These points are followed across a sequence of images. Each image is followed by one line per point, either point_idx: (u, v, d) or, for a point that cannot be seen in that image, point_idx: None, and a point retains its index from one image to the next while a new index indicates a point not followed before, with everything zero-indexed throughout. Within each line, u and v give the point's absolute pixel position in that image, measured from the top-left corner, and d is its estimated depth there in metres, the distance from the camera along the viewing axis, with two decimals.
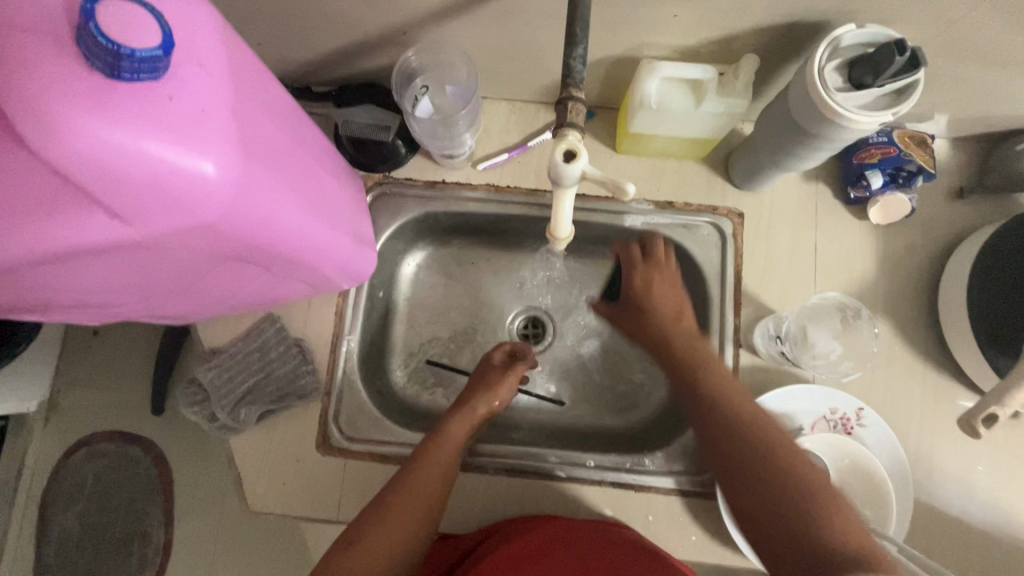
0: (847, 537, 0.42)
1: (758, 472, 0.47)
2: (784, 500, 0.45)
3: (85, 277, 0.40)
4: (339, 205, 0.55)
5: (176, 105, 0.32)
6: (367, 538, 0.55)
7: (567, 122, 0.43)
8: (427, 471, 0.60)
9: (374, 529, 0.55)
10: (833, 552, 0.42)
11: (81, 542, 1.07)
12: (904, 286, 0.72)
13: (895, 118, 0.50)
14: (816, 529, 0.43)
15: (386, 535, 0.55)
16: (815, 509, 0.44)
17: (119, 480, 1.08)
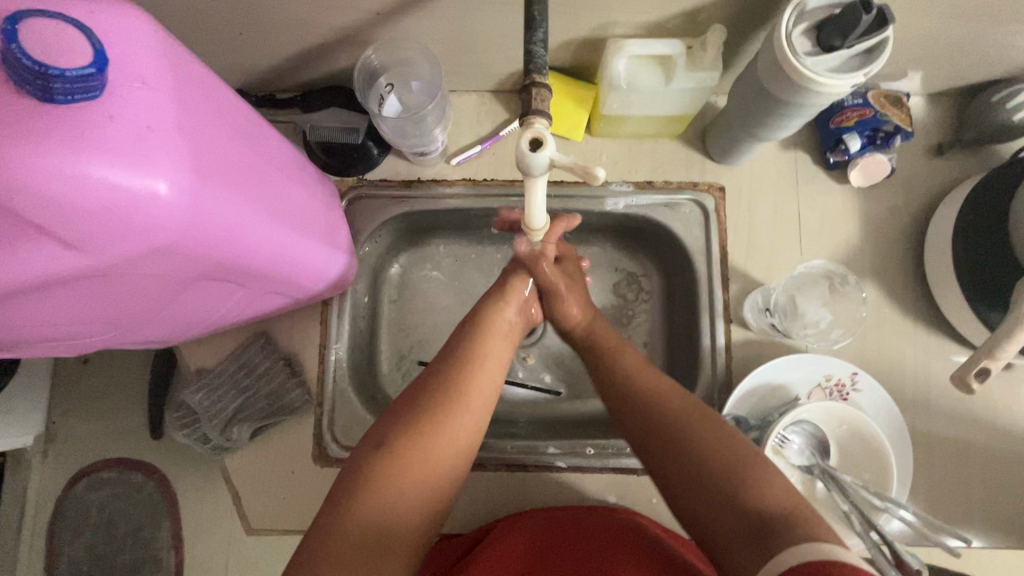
0: (772, 498, 0.41)
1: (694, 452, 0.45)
2: (724, 471, 0.43)
3: (42, 310, 0.38)
4: (309, 214, 0.54)
5: (118, 124, 0.31)
6: (412, 436, 0.46)
7: (533, 109, 0.41)
8: (478, 364, 0.52)
9: (415, 433, 0.46)
10: (761, 515, 0.40)
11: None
12: (889, 247, 0.72)
13: (866, 78, 0.49)
14: (744, 494, 0.41)
15: (432, 439, 0.46)
16: (742, 478, 0.42)
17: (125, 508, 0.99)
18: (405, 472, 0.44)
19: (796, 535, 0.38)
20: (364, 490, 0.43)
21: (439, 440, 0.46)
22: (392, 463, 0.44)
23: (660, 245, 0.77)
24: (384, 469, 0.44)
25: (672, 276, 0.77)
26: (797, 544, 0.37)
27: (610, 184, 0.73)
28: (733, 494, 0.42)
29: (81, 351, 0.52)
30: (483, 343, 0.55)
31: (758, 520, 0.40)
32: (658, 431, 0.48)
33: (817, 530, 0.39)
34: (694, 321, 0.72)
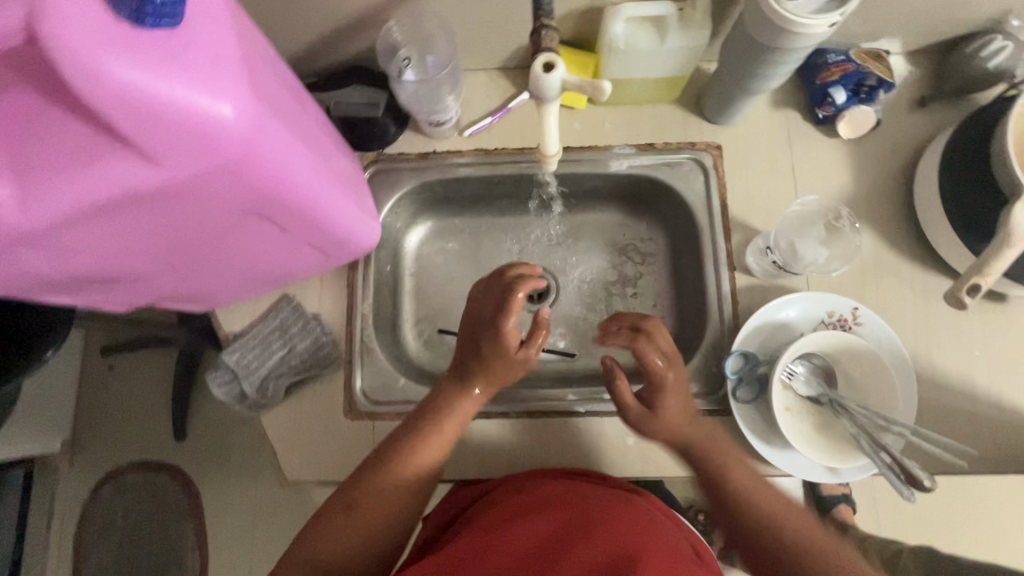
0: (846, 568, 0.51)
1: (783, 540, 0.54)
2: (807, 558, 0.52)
3: (120, 234, 0.43)
4: (343, 172, 0.59)
5: (194, 49, 0.36)
6: (361, 495, 0.57)
7: (544, 47, 0.46)
8: (433, 439, 0.61)
9: (379, 481, 0.57)
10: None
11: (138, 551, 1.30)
12: (880, 195, 0.76)
13: (841, 18, 0.54)
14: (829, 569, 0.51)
15: (365, 504, 0.56)
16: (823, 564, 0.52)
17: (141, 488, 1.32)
18: (361, 516, 0.56)
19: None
20: (323, 541, 0.55)
21: (403, 480, 0.58)
22: (354, 515, 0.56)
23: (663, 204, 0.81)
24: (350, 515, 0.56)
25: (677, 233, 0.82)
26: None
27: (613, 147, 0.78)
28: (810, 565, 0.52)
29: (135, 299, 0.57)
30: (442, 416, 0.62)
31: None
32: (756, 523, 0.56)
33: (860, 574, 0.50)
34: (700, 272, 0.76)
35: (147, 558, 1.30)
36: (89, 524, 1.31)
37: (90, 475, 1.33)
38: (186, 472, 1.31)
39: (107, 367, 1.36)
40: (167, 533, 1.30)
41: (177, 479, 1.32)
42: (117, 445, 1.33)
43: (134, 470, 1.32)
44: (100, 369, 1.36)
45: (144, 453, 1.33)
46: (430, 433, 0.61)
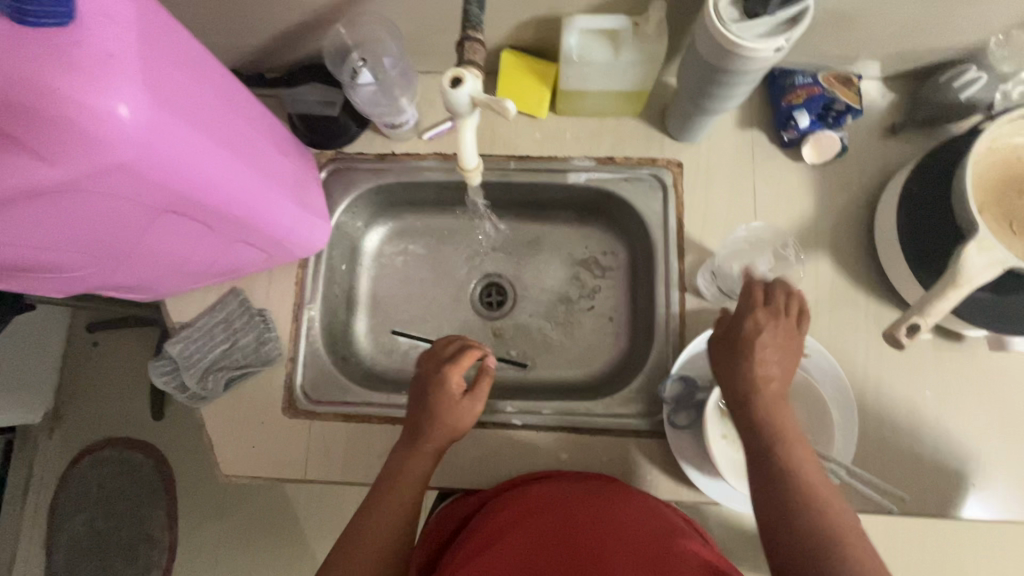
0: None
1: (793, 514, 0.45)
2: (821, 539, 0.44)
3: (28, 229, 0.43)
4: (279, 171, 0.58)
5: (83, 49, 0.36)
6: (350, 550, 0.58)
7: (465, 60, 0.46)
8: (399, 487, 0.60)
9: (360, 538, 0.58)
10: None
11: (106, 533, 1.32)
12: (843, 223, 0.74)
13: (787, 45, 0.53)
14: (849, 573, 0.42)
15: (352, 556, 0.57)
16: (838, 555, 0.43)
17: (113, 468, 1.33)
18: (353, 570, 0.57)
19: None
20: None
21: (381, 533, 0.59)
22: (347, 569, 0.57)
23: (623, 219, 0.80)
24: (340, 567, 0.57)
25: (635, 250, 0.80)
26: None
27: (572, 159, 0.77)
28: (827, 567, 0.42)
29: (71, 288, 0.57)
30: (402, 466, 0.61)
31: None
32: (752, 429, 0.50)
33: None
34: (652, 291, 0.75)
35: (117, 535, 1.31)
36: (62, 497, 1.33)
37: (68, 449, 1.34)
38: (158, 454, 1.33)
39: (91, 344, 1.38)
40: (136, 511, 1.32)
41: (150, 459, 1.33)
42: (95, 421, 1.35)
43: (109, 446, 1.34)
44: (85, 347, 1.38)
45: (120, 430, 1.34)
46: (392, 483, 0.61)
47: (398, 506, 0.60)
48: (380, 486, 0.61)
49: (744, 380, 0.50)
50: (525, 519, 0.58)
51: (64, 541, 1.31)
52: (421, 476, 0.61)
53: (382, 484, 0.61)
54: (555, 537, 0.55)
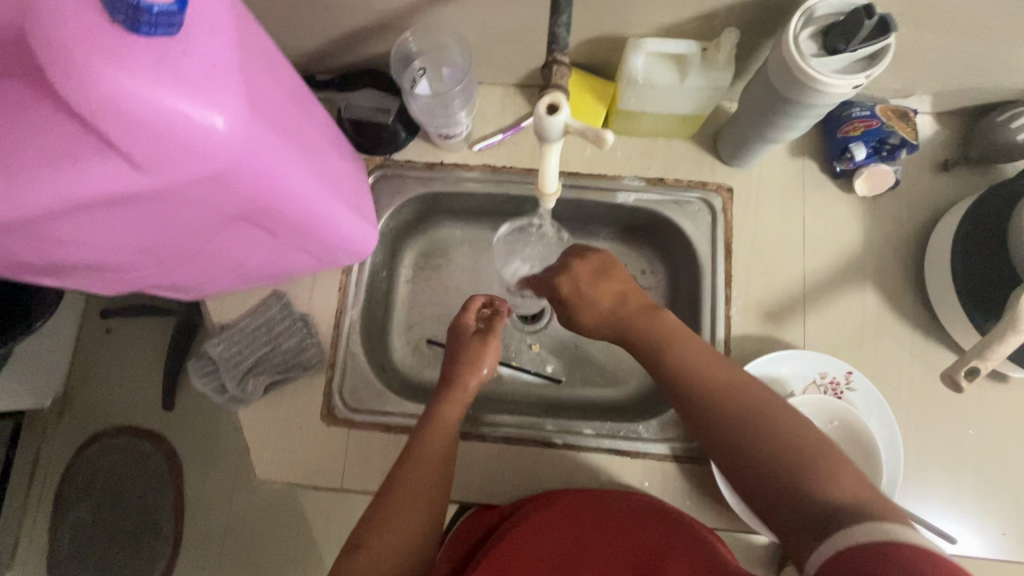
0: (846, 488, 0.41)
1: (761, 444, 0.46)
2: (799, 460, 0.43)
3: (103, 231, 0.43)
4: (342, 180, 0.58)
5: (190, 59, 0.35)
6: (383, 505, 0.54)
7: (552, 83, 0.45)
8: (433, 436, 0.59)
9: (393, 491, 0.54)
10: (830, 502, 0.41)
11: (99, 533, 1.22)
12: (890, 256, 0.74)
13: (869, 81, 0.52)
14: (823, 483, 0.42)
15: (386, 511, 0.53)
16: (814, 469, 0.43)
17: (119, 459, 1.24)
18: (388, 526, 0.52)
19: (865, 519, 0.38)
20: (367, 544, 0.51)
21: (414, 485, 0.55)
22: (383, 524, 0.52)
23: (668, 240, 0.80)
24: (372, 529, 0.52)
25: (678, 272, 0.80)
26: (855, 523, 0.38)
27: (622, 178, 0.77)
28: (806, 483, 0.42)
29: (123, 287, 0.56)
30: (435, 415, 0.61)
31: (829, 509, 0.40)
32: (703, 396, 0.50)
33: (889, 515, 0.38)
34: (696, 315, 0.75)
35: (124, 524, 1.22)
36: (63, 486, 1.23)
37: (74, 436, 1.26)
38: (168, 445, 1.23)
39: (104, 329, 1.28)
40: (141, 507, 1.22)
41: (160, 449, 1.23)
42: (104, 408, 1.26)
43: (119, 434, 1.25)
44: (96, 333, 1.29)
45: (130, 418, 1.25)
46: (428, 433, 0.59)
47: (431, 458, 0.57)
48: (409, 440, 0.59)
49: (670, 367, 0.53)
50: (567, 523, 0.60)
51: (64, 536, 1.21)
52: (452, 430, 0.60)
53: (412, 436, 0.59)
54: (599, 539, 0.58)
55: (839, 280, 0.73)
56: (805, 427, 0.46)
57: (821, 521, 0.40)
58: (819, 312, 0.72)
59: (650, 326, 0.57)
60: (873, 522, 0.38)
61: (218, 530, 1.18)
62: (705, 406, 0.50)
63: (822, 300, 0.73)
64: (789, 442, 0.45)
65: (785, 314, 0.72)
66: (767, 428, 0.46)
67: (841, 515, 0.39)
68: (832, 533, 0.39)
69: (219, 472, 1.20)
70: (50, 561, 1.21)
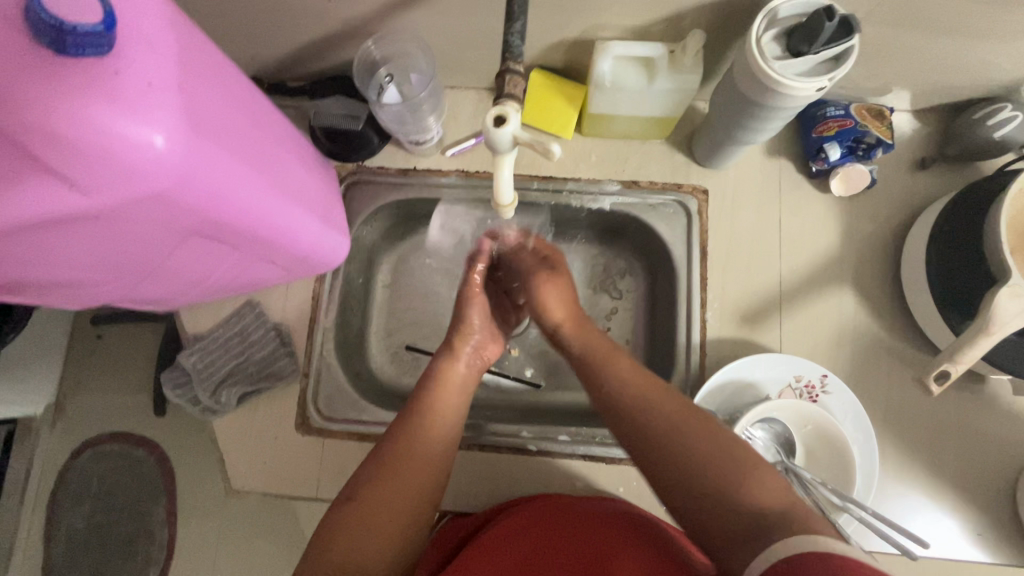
0: (767, 495, 0.41)
1: (680, 455, 0.46)
2: (717, 468, 0.44)
3: (52, 251, 0.42)
4: (306, 191, 0.57)
5: (122, 79, 0.35)
6: (366, 496, 0.50)
7: (504, 92, 0.45)
8: (433, 432, 0.55)
9: (383, 483, 0.51)
10: (753, 512, 0.41)
11: (90, 540, 1.20)
12: (868, 257, 0.73)
13: (831, 84, 0.52)
14: (741, 492, 0.42)
15: (384, 486, 0.51)
16: (738, 476, 0.43)
17: (114, 463, 1.22)
18: (372, 520, 0.49)
19: (791, 531, 0.38)
20: (349, 534, 0.48)
21: (414, 465, 0.53)
22: (369, 515, 0.49)
23: (644, 244, 0.79)
24: (353, 519, 0.48)
25: (655, 275, 0.80)
26: (789, 537, 0.38)
27: (597, 181, 0.76)
28: (727, 492, 0.42)
29: (87, 303, 0.56)
30: (435, 409, 0.57)
31: (751, 517, 0.41)
32: (631, 411, 0.50)
33: (810, 525, 0.39)
34: (672, 319, 0.74)
35: (116, 530, 1.20)
36: (58, 492, 1.22)
37: (66, 443, 1.23)
38: (162, 448, 1.21)
39: (95, 336, 1.26)
40: (136, 508, 1.21)
41: (152, 454, 1.21)
42: (96, 414, 1.24)
43: (110, 440, 1.23)
44: (88, 340, 1.26)
45: (120, 423, 1.23)
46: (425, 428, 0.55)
47: (428, 455, 0.54)
48: (403, 431, 0.55)
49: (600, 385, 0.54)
50: (533, 526, 0.60)
51: (61, 539, 1.21)
52: (451, 429, 0.57)
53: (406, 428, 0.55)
54: (567, 537, 0.57)
55: (816, 281, 0.72)
56: (722, 438, 0.46)
57: (749, 533, 0.40)
58: (796, 315, 0.72)
59: (586, 344, 0.59)
60: (802, 534, 0.38)
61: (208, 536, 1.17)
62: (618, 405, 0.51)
63: (799, 302, 0.72)
64: (711, 453, 0.45)
65: (761, 317, 0.72)
66: (691, 439, 0.46)
67: (767, 527, 0.39)
68: (762, 547, 0.39)
69: (208, 479, 1.20)
70: (45, 566, 1.19)
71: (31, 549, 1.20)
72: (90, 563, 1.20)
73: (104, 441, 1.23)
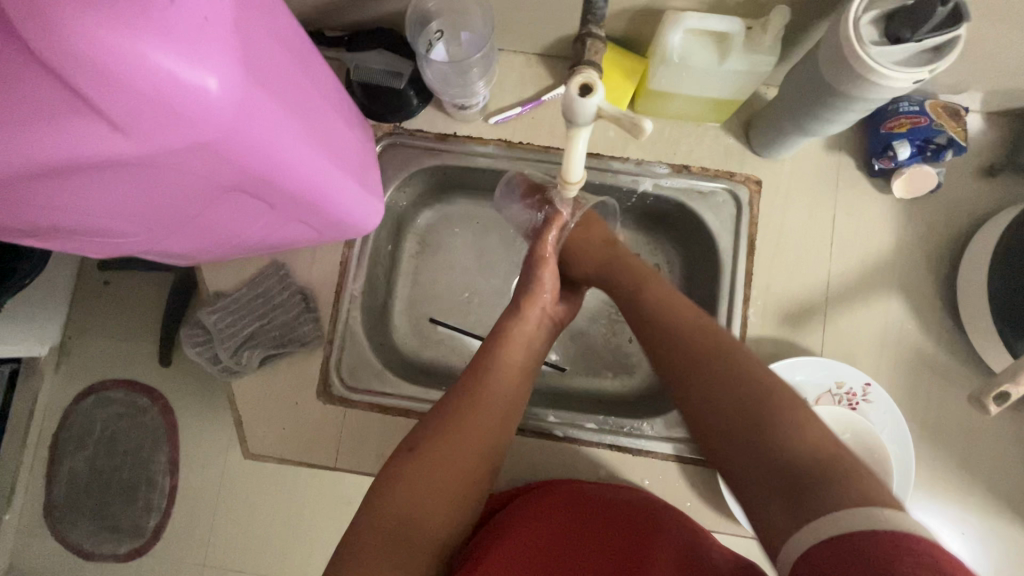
0: (810, 441, 0.41)
1: (737, 406, 0.45)
2: (770, 421, 0.43)
3: (83, 196, 0.39)
4: (346, 149, 0.53)
5: (176, 10, 0.31)
6: (427, 451, 0.50)
7: (584, 59, 0.41)
8: (498, 385, 0.55)
9: (442, 442, 0.50)
10: (800, 464, 0.40)
11: (90, 485, 1.19)
12: (921, 265, 0.70)
13: (931, 76, 0.47)
14: (793, 447, 0.41)
15: (450, 439, 0.51)
16: (783, 430, 0.43)
17: (118, 411, 1.21)
18: (431, 475, 0.49)
19: (843, 501, 0.37)
20: (405, 489, 0.48)
21: (472, 428, 0.52)
22: (427, 472, 0.49)
23: (687, 232, 0.76)
24: (415, 474, 0.48)
25: (694, 266, 0.77)
26: (847, 501, 0.37)
27: (647, 163, 0.72)
28: (775, 450, 0.42)
29: (111, 253, 0.53)
30: (497, 366, 0.57)
31: (795, 471, 0.40)
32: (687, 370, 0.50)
33: (866, 488, 0.38)
34: (711, 312, 0.71)
35: (116, 477, 1.19)
36: (60, 435, 1.21)
37: (70, 388, 1.21)
38: (166, 400, 1.20)
39: (101, 282, 1.23)
40: (139, 456, 1.19)
41: (156, 404, 1.20)
42: (100, 361, 1.22)
43: (114, 388, 1.21)
44: (94, 286, 1.23)
45: (127, 370, 1.21)
46: (489, 387, 0.55)
47: (490, 414, 0.54)
48: (464, 392, 0.54)
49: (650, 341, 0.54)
50: (560, 510, 0.58)
51: (61, 482, 1.20)
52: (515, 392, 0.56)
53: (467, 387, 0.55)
54: (589, 530, 0.56)
55: (865, 285, 0.70)
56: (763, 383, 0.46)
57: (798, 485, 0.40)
58: (841, 318, 0.69)
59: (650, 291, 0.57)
60: (846, 502, 0.37)
61: (211, 491, 1.16)
62: (695, 358, 0.50)
63: (846, 305, 0.69)
64: (754, 403, 0.45)
65: (804, 318, 0.69)
66: (742, 393, 0.46)
67: (816, 481, 0.39)
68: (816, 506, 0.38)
69: (213, 433, 1.18)
70: (46, 507, 1.19)
71: (29, 490, 1.19)
72: (88, 508, 1.18)
73: (108, 387, 1.21)
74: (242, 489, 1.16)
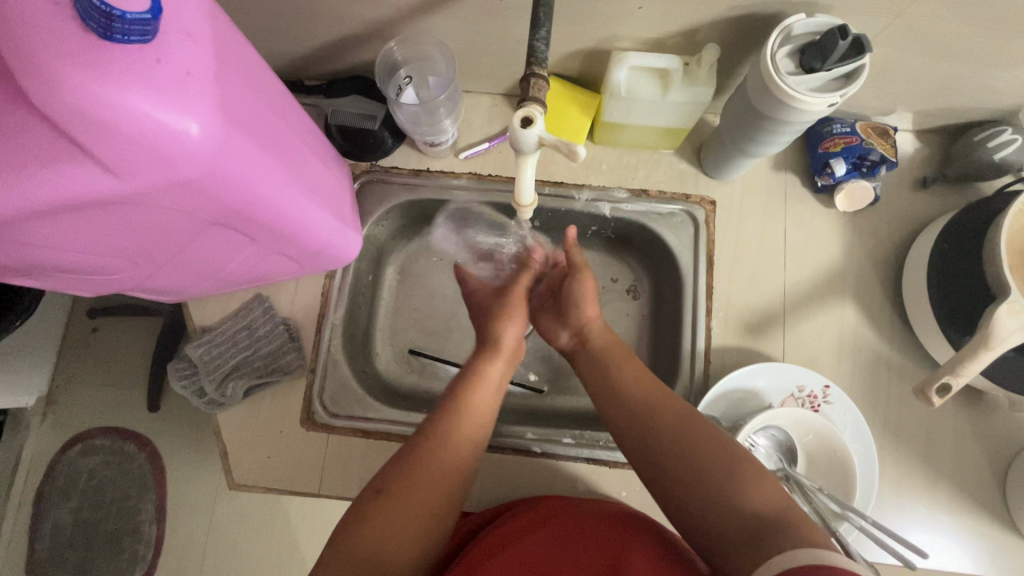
0: (761, 501, 0.43)
1: (684, 459, 0.48)
2: (721, 474, 0.46)
3: (71, 233, 0.42)
4: (322, 185, 0.57)
5: (163, 67, 0.36)
6: (394, 489, 0.51)
7: (529, 96, 0.46)
8: (464, 426, 0.56)
9: (405, 483, 0.51)
10: (751, 518, 0.43)
11: (74, 537, 1.17)
12: (869, 272, 0.74)
13: (843, 99, 0.53)
14: (743, 497, 0.44)
15: (417, 479, 0.52)
16: (736, 481, 0.45)
17: (104, 458, 1.20)
18: (391, 515, 0.50)
19: (786, 543, 0.40)
20: (368, 530, 0.49)
21: (438, 470, 0.53)
22: (394, 512, 0.50)
23: (651, 251, 0.80)
24: (378, 514, 0.49)
25: (660, 283, 0.81)
26: (782, 549, 0.40)
27: (609, 189, 0.77)
28: (726, 500, 0.44)
29: (100, 291, 0.56)
30: (467, 405, 0.57)
31: (753, 521, 0.43)
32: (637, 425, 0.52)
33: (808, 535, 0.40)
34: (678, 326, 0.75)
35: (101, 527, 1.17)
36: (43, 486, 1.19)
37: (56, 437, 1.21)
38: (153, 444, 1.20)
39: (90, 329, 1.25)
40: (125, 504, 1.18)
41: (144, 450, 1.20)
42: (87, 408, 1.22)
43: (102, 434, 1.21)
44: (83, 333, 1.25)
45: (115, 417, 1.21)
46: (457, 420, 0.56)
47: (455, 455, 0.54)
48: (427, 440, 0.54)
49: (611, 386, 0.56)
50: (546, 526, 0.60)
51: (42, 535, 1.17)
52: (483, 429, 0.58)
53: (433, 432, 0.55)
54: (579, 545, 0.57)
55: (819, 294, 0.74)
56: (711, 441, 0.48)
57: (744, 537, 0.42)
58: (800, 326, 0.73)
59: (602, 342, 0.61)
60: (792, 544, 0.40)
61: (198, 536, 1.15)
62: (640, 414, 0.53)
63: (802, 313, 0.73)
64: (705, 459, 0.47)
65: (765, 327, 0.73)
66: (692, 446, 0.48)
67: (762, 533, 0.42)
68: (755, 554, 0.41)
69: (201, 476, 1.18)
70: (27, 563, 1.16)
71: (10, 546, 1.16)
72: (70, 562, 1.16)
73: (95, 434, 1.21)
74: (230, 533, 1.14)
